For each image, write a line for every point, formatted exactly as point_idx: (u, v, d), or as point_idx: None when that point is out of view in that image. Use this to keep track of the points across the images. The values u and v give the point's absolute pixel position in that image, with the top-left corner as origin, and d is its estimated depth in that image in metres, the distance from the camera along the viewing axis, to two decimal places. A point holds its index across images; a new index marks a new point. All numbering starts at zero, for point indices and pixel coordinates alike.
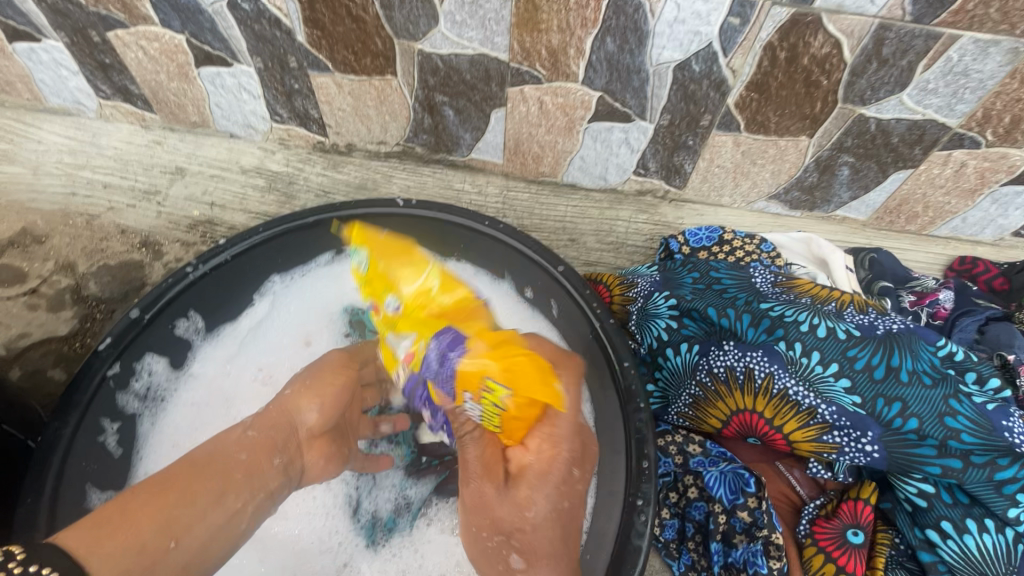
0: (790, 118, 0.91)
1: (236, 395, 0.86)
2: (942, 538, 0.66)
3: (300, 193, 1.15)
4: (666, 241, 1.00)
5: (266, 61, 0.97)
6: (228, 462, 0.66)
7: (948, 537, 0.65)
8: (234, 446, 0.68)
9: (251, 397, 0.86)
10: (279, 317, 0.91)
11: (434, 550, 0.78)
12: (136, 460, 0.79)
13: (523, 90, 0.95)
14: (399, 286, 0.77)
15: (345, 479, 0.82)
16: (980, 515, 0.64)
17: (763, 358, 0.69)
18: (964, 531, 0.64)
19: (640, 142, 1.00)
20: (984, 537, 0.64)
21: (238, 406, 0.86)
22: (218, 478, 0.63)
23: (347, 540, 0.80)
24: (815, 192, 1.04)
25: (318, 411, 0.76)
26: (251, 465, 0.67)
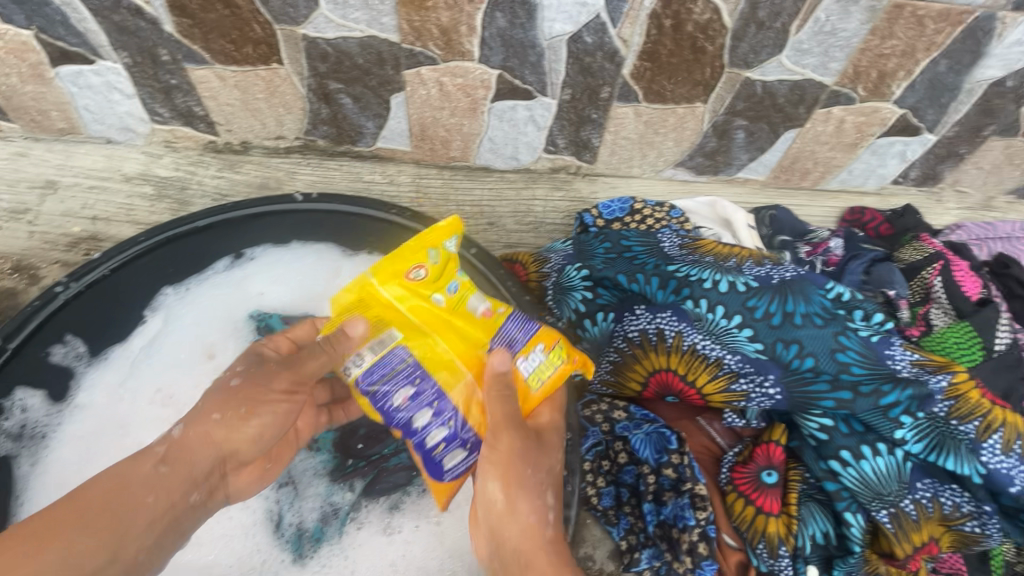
0: (683, 85, 0.93)
1: (133, 422, 0.79)
2: (843, 467, 0.68)
3: (195, 198, 1.07)
4: (580, 215, 0.99)
5: (134, 56, 0.89)
6: (130, 507, 0.61)
7: (848, 465, 0.68)
8: (143, 487, 0.62)
9: (150, 420, 0.80)
10: (174, 333, 0.83)
11: (367, 554, 0.75)
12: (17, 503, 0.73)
13: (420, 72, 0.92)
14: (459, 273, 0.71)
15: (264, 495, 0.77)
16: (873, 440, 0.68)
17: (672, 318, 0.72)
18: (861, 458, 0.68)
19: (546, 119, 1.00)
20: (877, 460, 0.68)
21: (135, 432, 0.79)
22: (107, 534, 0.59)
23: (271, 557, 0.76)
24: (716, 156, 1.07)
25: (253, 437, 0.68)
26: (158, 509, 0.62)
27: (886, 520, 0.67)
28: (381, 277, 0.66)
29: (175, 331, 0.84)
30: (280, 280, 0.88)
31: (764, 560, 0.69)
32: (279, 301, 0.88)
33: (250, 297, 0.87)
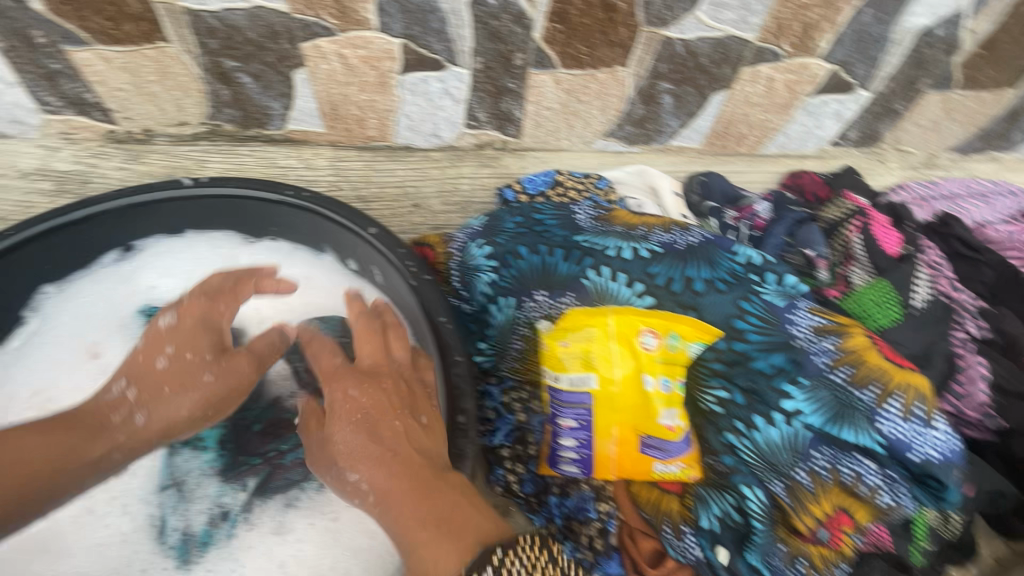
0: (600, 47, 0.88)
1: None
2: (740, 439, 0.61)
3: (97, 191, 1.00)
4: (503, 190, 0.95)
5: (9, 39, 0.83)
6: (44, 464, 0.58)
7: (744, 437, 0.61)
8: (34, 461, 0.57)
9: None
10: (55, 333, 0.79)
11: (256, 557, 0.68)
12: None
13: (318, 45, 0.86)
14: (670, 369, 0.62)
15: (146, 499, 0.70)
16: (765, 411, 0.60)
17: (573, 299, 0.66)
18: (755, 428, 0.60)
19: (462, 91, 0.95)
20: (772, 431, 0.60)
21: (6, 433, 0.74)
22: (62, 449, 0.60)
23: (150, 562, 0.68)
24: (646, 124, 1.03)
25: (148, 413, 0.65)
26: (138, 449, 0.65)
27: (781, 492, 0.60)
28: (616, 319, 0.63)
29: (53, 332, 0.79)
30: (177, 272, 0.84)
31: (673, 544, 0.66)
32: (177, 292, 0.83)
33: (145, 290, 0.83)
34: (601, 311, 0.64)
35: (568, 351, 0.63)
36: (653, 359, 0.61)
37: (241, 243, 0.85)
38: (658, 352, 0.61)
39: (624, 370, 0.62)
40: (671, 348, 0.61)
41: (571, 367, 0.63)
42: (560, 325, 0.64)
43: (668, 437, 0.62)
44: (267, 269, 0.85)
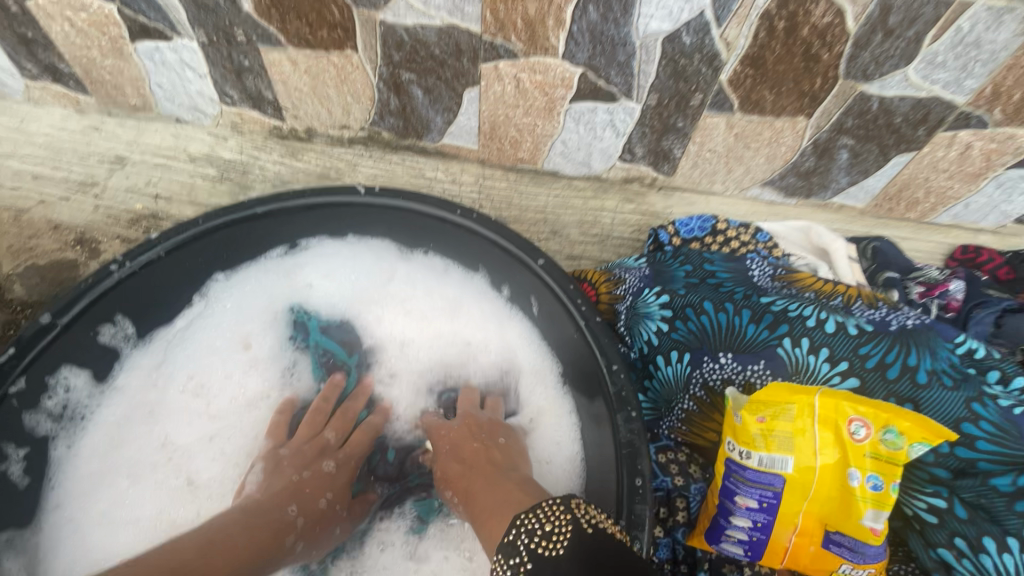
0: (787, 96, 0.84)
1: (162, 413, 0.75)
2: (957, 557, 0.57)
3: (255, 183, 1.05)
4: (654, 232, 0.92)
5: (210, 35, 0.87)
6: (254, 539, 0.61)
7: (963, 556, 0.57)
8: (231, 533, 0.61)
9: (180, 411, 0.76)
10: (215, 320, 0.80)
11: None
12: (52, 500, 0.68)
13: (498, 66, 0.86)
14: (885, 465, 0.55)
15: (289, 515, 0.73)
16: (996, 534, 0.55)
17: (765, 369, 0.62)
18: (980, 551, 0.56)
19: (627, 125, 0.92)
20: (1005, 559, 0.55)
21: (162, 419, 0.75)
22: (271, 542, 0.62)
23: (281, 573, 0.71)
24: (812, 177, 0.97)
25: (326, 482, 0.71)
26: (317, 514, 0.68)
27: None
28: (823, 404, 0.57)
29: (213, 318, 0.80)
30: (331, 274, 0.85)
31: None
32: (329, 295, 0.85)
33: (297, 288, 0.84)
34: (803, 391, 0.58)
35: (762, 428, 0.58)
36: (863, 453, 0.55)
37: (397, 255, 0.85)
38: (870, 446, 0.55)
39: (826, 458, 0.56)
40: (887, 445, 0.55)
41: (764, 445, 0.58)
42: (754, 400, 0.59)
43: (871, 541, 0.55)
44: (417, 284, 0.85)
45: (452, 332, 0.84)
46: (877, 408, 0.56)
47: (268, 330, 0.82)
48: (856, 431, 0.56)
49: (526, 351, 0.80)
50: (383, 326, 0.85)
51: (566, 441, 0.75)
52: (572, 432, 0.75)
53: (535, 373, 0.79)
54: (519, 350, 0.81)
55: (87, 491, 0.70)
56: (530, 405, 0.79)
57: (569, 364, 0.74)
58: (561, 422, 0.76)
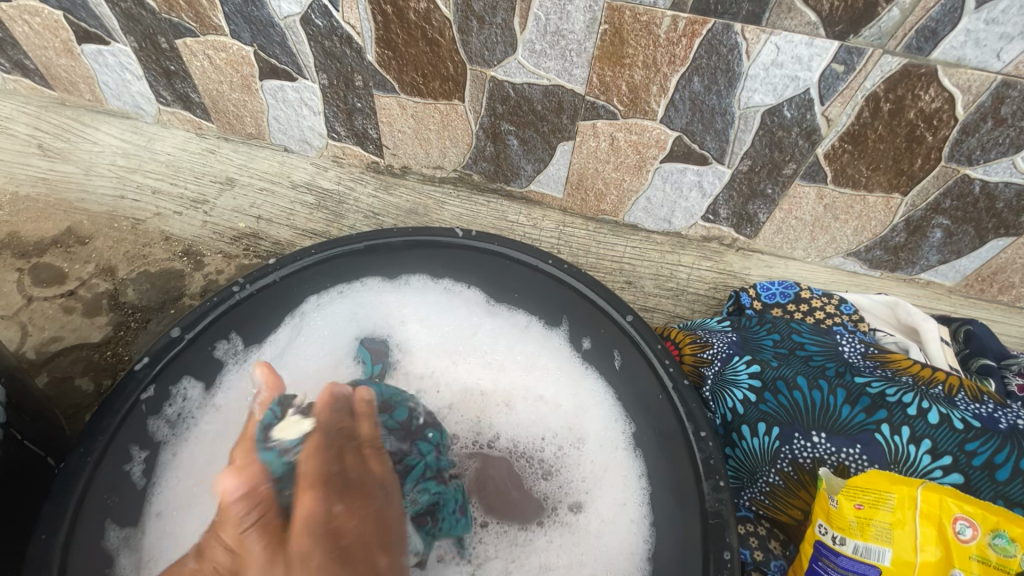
0: (883, 173, 0.84)
1: None
2: None
3: (349, 212, 1.11)
4: (737, 292, 0.93)
5: (331, 78, 0.95)
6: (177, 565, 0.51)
7: None
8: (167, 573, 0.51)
9: None
10: (307, 343, 0.80)
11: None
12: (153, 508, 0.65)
13: (595, 125, 0.90)
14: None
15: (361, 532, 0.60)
16: None
17: (861, 455, 0.62)
18: None
19: (714, 187, 0.94)
20: None
21: None
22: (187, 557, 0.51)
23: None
24: (900, 252, 0.97)
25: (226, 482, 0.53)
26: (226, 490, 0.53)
27: None
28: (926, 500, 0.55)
29: (307, 342, 0.80)
30: (421, 315, 0.85)
31: None
32: (415, 338, 0.83)
33: (387, 325, 0.84)
34: (904, 482, 0.57)
35: (860, 514, 0.57)
36: (969, 555, 0.52)
37: (483, 307, 0.85)
38: (977, 550, 0.52)
39: (928, 555, 0.53)
40: (996, 550, 0.51)
41: (861, 533, 0.57)
42: (851, 485, 0.59)
43: None
44: (499, 340, 0.84)
45: (528, 388, 0.81)
46: (990, 511, 0.53)
47: (349, 361, 0.81)
48: (962, 533, 0.53)
49: (601, 414, 0.77)
50: (459, 377, 0.81)
51: (632, 510, 0.70)
52: (642, 497, 0.70)
53: (607, 435, 0.75)
54: (594, 410, 0.77)
55: (185, 508, 0.66)
56: (595, 464, 0.74)
57: (647, 424, 0.72)
58: (628, 489, 0.71)
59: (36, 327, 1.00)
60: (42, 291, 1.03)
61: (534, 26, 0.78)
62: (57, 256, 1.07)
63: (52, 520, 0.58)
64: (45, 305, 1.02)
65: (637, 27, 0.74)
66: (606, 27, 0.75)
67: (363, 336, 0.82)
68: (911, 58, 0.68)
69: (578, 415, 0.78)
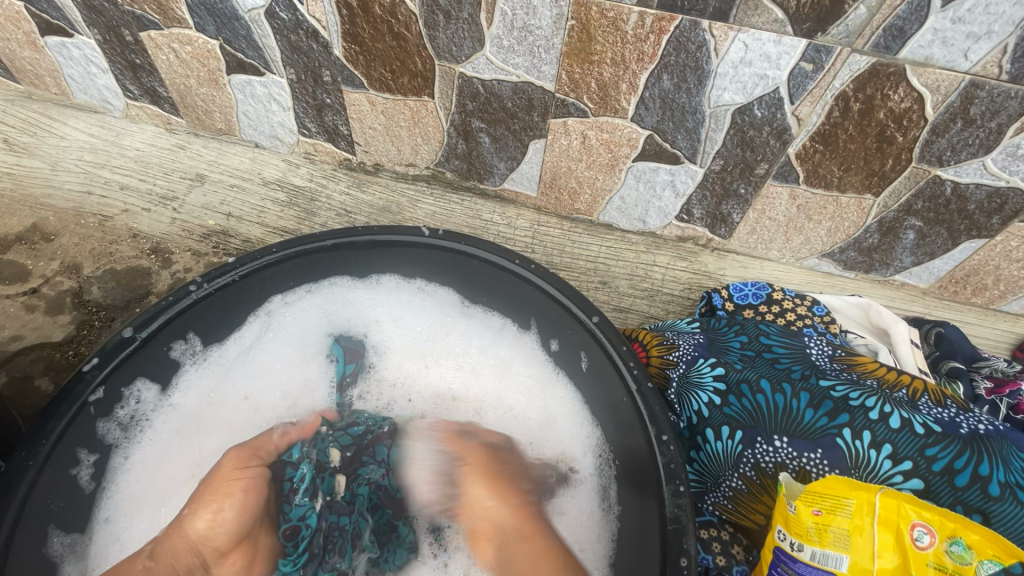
0: (854, 173, 0.83)
1: (213, 426, 0.73)
2: None
3: (320, 210, 1.09)
4: (709, 293, 0.93)
5: (299, 73, 0.93)
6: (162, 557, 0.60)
7: None
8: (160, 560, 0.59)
9: (227, 426, 0.73)
10: (272, 341, 0.81)
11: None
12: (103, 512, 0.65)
13: (566, 123, 0.89)
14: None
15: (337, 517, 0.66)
16: None
17: (822, 460, 0.61)
18: None
19: (687, 187, 0.93)
20: None
21: (212, 435, 0.72)
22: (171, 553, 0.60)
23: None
24: (873, 254, 0.96)
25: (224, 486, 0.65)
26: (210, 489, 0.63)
27: None
28: (883, 507, 0.54)
29: (272, 340, 0.81)
30: (394, 316, 0.85)
31: None
32: (389, 339, 0.83)
33: (361, 323, 0.84)
34: (863, 488, 0.56)
35: (818, 521, 0.56)
36: (926, 563, 0.51)
37: (459, 307, 0.85)
38: (934, 557, 0.51)
39: (885, 562, 0.52)
40: (953, 558, 0.50)
41: (819, 539, 0.56)
42: (810, 490, 0.58)
43: None
44: (473, 339, 0.84)
45: (497, 394, 0.80)
46: (947, 518, 0.52)
47: (320, 356, 0.81)
48: (920, 539, 0.52)
49: (567, 423, 0.77)
50: (431, 380, 0.81)
51: (597, 514, 0.70)
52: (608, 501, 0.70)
53: (574, 442, 0.75)
54: (560, 417, 0.77)
55: (136, 508, 0.66)
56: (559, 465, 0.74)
57: (615, 430, 0.72)
58: (594, 495, 0.71)
59: None
60: (4, 289, 1.01)
61: (500, 22, 0.76)
62: (21, 253, 1.05)
63: None
64: (5, 303, 1.00)
65: (604, 23, 0.73)
66: (572, 23, 0.74)
67: (337, 334, 0.83)
68: (879, 57, 0.67)
69: (547, 422, 0.77)
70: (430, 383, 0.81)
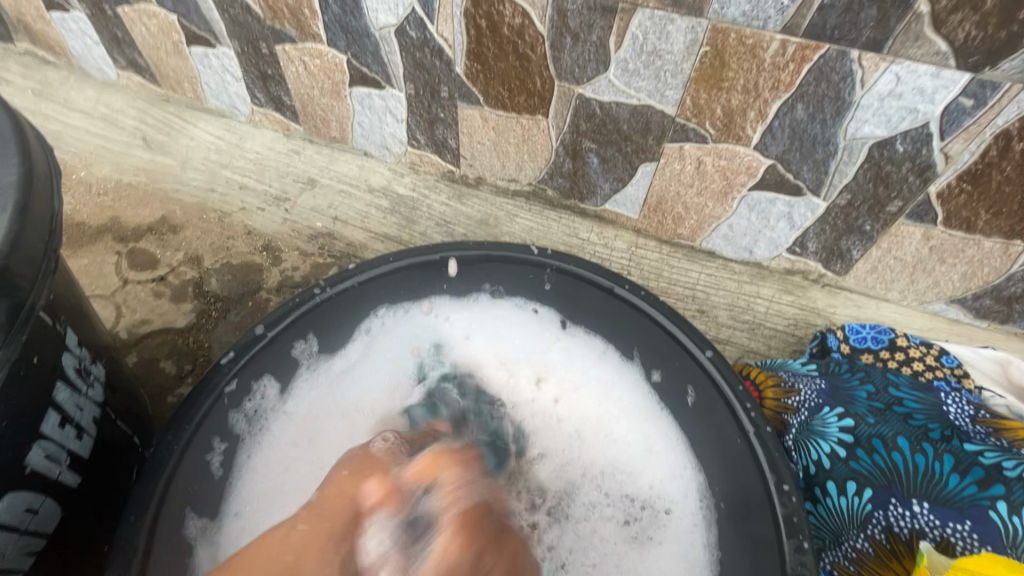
0: (1004, 218, 0.76)
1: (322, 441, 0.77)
2: None
3: (421, 219, 1.12)
4: (822, 334, 0.88)
5: (417, 88, 0.97)
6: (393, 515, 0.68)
7: None
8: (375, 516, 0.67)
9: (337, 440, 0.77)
10: (377, 357, 0.84)
11: None
12: (233, 507, 0.70)
13: (683, 148, 0.87)
14: None
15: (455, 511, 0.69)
16: None
17: (972, 532, 0.57)
18: None
19: (805, 220, 0.89)
20: None
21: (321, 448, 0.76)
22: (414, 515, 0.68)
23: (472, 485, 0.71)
24: (1013, 303, 0.88)
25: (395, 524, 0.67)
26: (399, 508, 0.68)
27: None
28: None
29: (368, 357, 0.83)
30: (492, 333, 0.86)
31: None
32: (481, 356, 0.85)
33: (455, 336, 0.86)
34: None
35: None
36: None
37: (557, 327, 0.84)
38: None
39: None
40: None
41: None
42: (959, 566, 0.52)
43: None
44: (573, 361, 0.83)
45: (599, 422, 0.79)
46: None
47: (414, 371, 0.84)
48: None
49: (669, 461, 0.75)
50: (540, 405, 0.81)
51: (695, 553, 0.69)
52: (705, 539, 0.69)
53: (674, 480, 0.74)
54: (662, 454, 0.75)
55: (260, 507, 0.71)
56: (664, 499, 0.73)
57: (721, 472, 0.69)
58: (692, 533, 0.70)
59: (129, 309, 1.06)
60: (136, 275, 1.10)
61: (630, 45, 0.76)
62: (151, 242, 1.15)
63: (141, 503, 0.60)
64: (137, 288, 1.09)
65: (741, 50, 0.71)
66: (707, 50, 0.72)
67: (428, 345, 0.85)
68: None
69: (648, 457, 0.76)
70: (534, 404, 0.81)
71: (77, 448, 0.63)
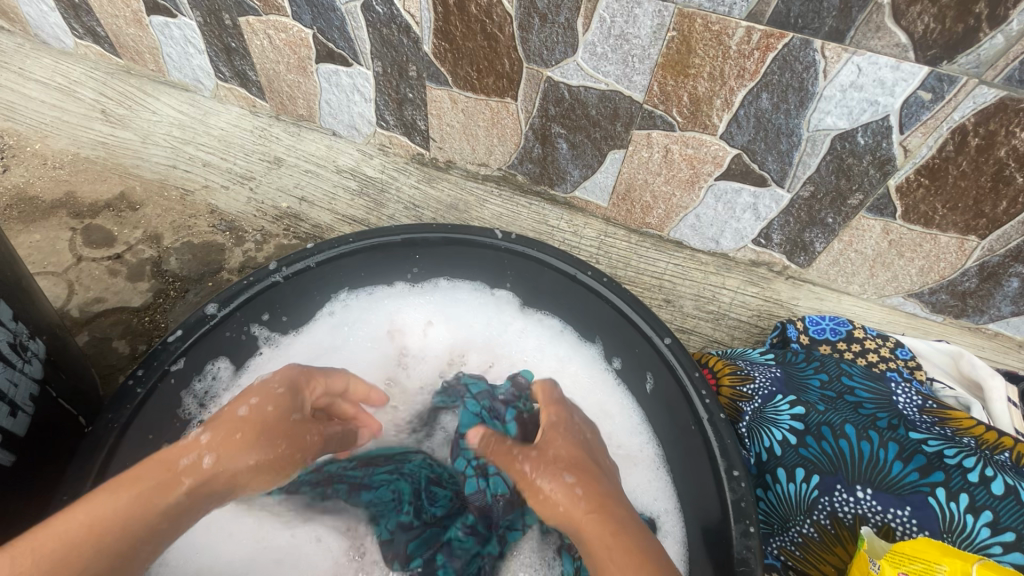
0: (960, 213, 0.77)
1: None
2: None
3: (389, 202, 1.13)
4: (783, 323, 0.89)
5: (385, 67, 0.94)
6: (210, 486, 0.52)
7: None
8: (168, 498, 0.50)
9: None
10: (338, 333, 0.83)
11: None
12: None
13: (650, 135, 0.86)
14: None
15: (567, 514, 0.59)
16: None
17: (911, 517, 0.58)
18: None
19: (770, 211, 0.90)
20: None
21: None
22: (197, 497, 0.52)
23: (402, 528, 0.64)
24: (968, 298, 0.90)
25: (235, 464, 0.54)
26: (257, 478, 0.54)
27: None
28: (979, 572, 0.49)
29: (327, 333, 0.82)
30: (453, 312, 0.85)
31: None
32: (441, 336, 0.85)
33: (415, 317, 0.85)
34: (957, 555, 0.51)
35: None
36: None
37: (516, 308, 0.85)
38: None
39: None
40: None
41: None
42: (896, 550, 0.53)
43: None
44: (532, 338, 0.83)
45: None
46: None
47: (377, 344, 0.84)
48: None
49: (624, 424, 0.76)
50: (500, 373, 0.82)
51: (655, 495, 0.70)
52: (667, 490, 0.69)
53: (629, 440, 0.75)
54: (617, 419, 0.76)
55: None
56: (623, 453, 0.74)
57: (674, 453, 0.70)
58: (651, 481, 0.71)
59: (82, 287, 1.03)
60: (92, 252, 1.07)
61: (597, 28, 0.75)
62: (108, 219, 1.11)
63: (75, 481, 0.57)
64: (92, 266, 1.05)
65: (707, 36, 0.70)
66: (673, 35, 0.72)
67: (390, 320, 0.85)
68: (1010, 90, 0.62)
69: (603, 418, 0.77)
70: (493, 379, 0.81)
71: (10, 426, 0.60)
